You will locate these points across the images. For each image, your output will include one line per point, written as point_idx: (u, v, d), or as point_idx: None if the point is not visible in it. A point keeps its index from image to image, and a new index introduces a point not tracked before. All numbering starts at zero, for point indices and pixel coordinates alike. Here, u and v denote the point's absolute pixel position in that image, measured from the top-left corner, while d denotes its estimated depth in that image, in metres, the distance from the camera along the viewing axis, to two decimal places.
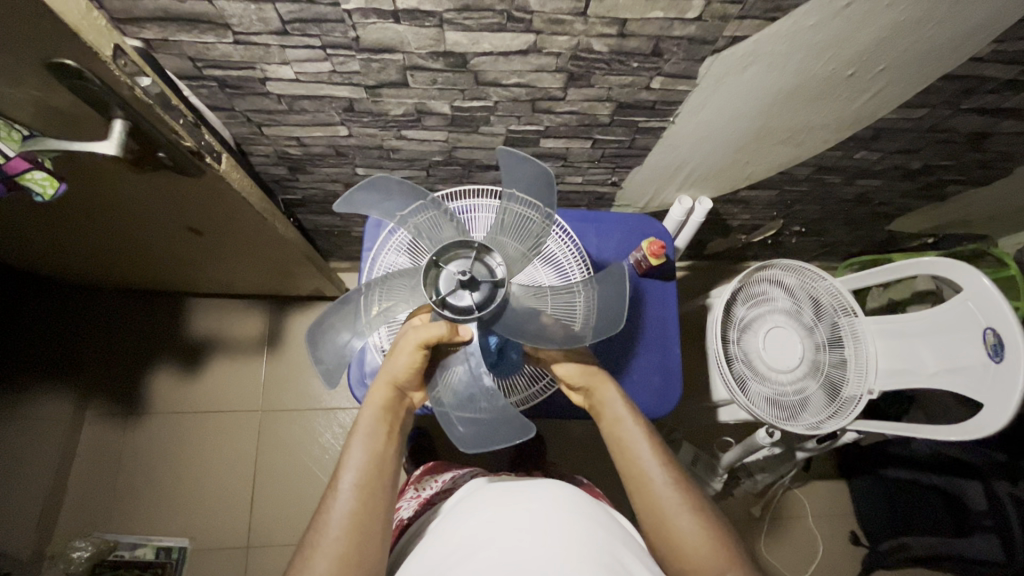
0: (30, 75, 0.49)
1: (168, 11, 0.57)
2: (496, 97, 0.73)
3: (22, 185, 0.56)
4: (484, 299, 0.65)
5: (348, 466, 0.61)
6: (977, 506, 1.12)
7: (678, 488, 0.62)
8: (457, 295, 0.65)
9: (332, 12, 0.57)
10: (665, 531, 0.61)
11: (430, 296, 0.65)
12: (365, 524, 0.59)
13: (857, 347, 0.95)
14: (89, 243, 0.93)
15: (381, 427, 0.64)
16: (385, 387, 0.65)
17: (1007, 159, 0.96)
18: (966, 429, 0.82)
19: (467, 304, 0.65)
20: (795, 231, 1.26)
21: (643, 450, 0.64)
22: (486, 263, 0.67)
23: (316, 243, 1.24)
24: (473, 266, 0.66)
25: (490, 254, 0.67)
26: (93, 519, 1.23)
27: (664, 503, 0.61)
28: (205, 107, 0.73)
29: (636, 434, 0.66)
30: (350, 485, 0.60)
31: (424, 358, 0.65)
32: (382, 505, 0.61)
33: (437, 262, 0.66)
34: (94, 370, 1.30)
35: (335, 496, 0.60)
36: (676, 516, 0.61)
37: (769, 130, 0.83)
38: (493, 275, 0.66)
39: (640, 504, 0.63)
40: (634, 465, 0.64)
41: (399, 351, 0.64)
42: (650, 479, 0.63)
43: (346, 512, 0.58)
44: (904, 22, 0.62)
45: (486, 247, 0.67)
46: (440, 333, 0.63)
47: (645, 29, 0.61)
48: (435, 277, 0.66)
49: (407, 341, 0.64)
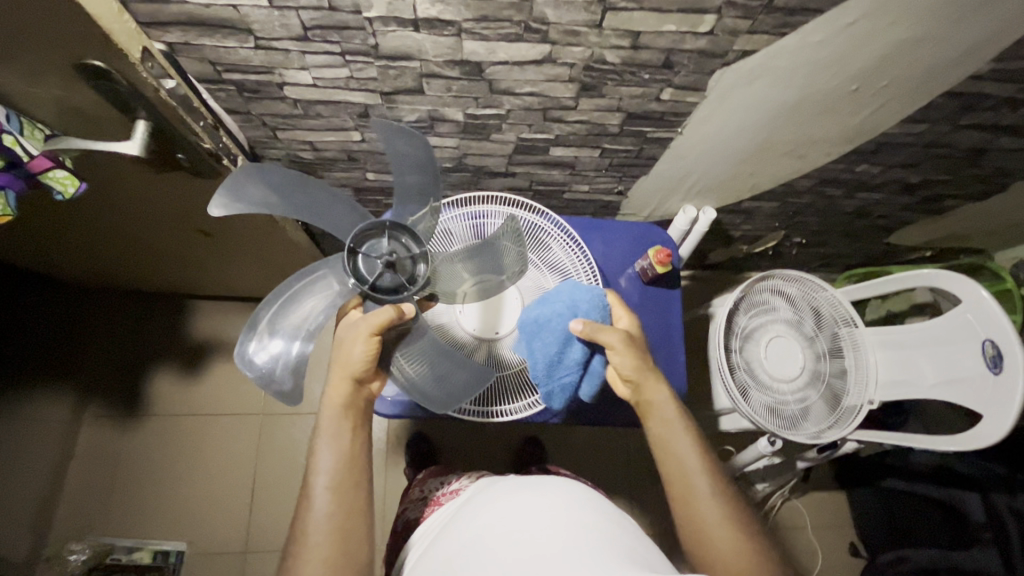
0: (57, 75, 0.50)
1: (193, 16, 0.58)
2: (509, 105, 0.74)
3: (44, 183, 0.57)
4: (411, 277, 0.65)
5: (319, 468, 0.61)
6: (975, 517, 1.13)
7: (718, 499, 0.64)
8: (383, 278, 0.64)
9: (353, 19, 0.58)
10: (700, 531, 0.63)
11: (356, 284, 0.64)
12: (346, 526, 0.59)
13: (858, 358, 0.98)
14: (97, 243, 0.94)
15: (345, 425, 0.63)
16: (343, 384, 0.63)
17: (1004, 174, 0.98)
18: (967, 439, 0.83)
19: (394, 284, 0.64)
20: (795, 242, 1.28)
21: (689, 458, 0.66)
22: (405, 237, 0.65)
23: (322, 247, 1.24)
24: (392, 244, 0.65)
25: (406, 232, 0.65)
26: (91, 521, 1.22)
27: (702, 509, 0.63)
28: (222, 110, 0.75)
29: (683, 436, 0.67)
30: (323, 488, 0.60)
31: (377, 346, 0.63)
32: (359, 503, 0.61)
33: (355, 248, 0.64)
34: (95, 371, 1.30)
35: (311, 501, 0.60)
36: (712, 518, 0.63)
37: (772, 143, 0.84)
38: (414, 251, 0.65)
39: (680, 511, 0.65)
40: (678, 472, 0.66)
41: (350, 342, 0.62)
42: (694, 481, 0.65)
43: (325, 515, 0.59)
44: (906, 40, 0.64)
45: (402, 224, 0.65)
46: (388, 317, 0.62)
47: (658, 42, 0.62)
48: (355, 262, 0.64)
49: (358, 330, 0.62)
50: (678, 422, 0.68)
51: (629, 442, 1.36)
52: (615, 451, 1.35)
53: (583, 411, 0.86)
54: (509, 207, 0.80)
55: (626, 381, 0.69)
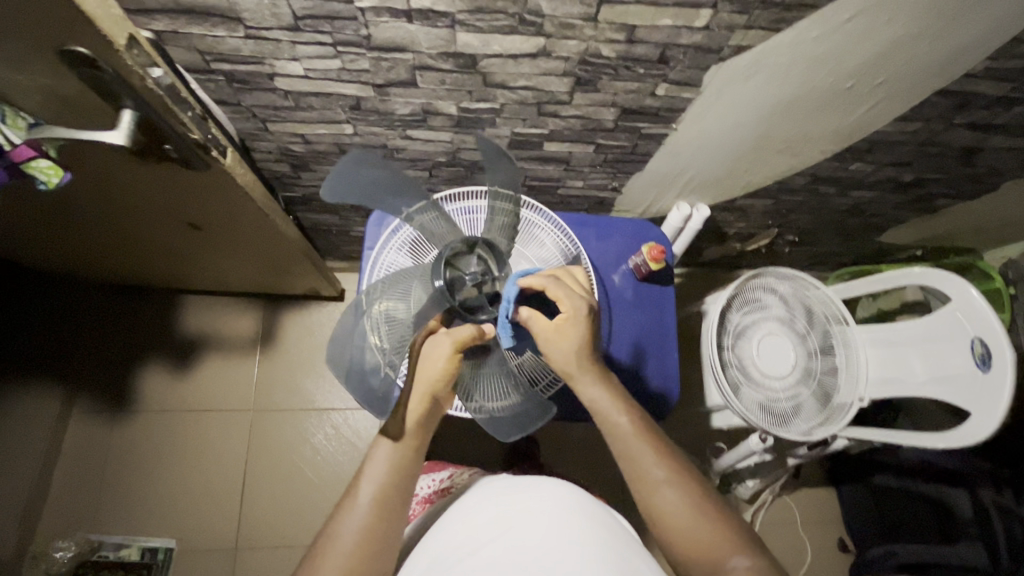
0: (40, 61, 0.48)
1: (179, 3, 0.57)
2: (503, 100, 0.73)
3: (27, 172, 0.56)
4: (496, 297, 0.68)
5: (368, 476, 0.60)
6: (964, 513, 1.14)
7: (678, 482, 0.63)
8: (471, 295, 0.67)
9: (345, 9, 0.57)
10: (666, 523, 0.62)
11: (445, 298, 0.66)
12: (378, 540, 0.58)
13: (849, 355, 0.99)
14: (82, 236, 0.92)
15: (412, 441, 0.62)
16: (421, 400, 0.62)
17: (995, 174, 0.99)
18: (954, 437, 0.83)
19: (480, 302, 0.67)
20: (788, 240, 1.28)
21: (642, 445, 0.65)
22: (492, 258, 0.69)
23: (313, 241, 1.23)
24: (480, 262, 0.68)
25: (495, 255, 0.69)
26: (76, 519, 1.20)
27: (666, 501, 0.62)
28: (211, 101, 0.73)
29: (628, 430, 0.66)
30: (368, 498, 0.59)
31: (457, 365, 0.63)
32: (396, 522, 0.59)
33: (449, 265, 0.67)
34: (82, 366, 1.28)
35: (352, 506, 0.59)
36: (671, 511, 0.62)
37: (768, 138, 0.84)
38: (498, 273, 0.69)
39: (644, 506, 0.64)
40: (631, 458, 0.65)
41: (433, 358, 0.62)
42: (652, 473, 0.64)
43: (361, 525, 0.57)
44: (902, 37, 0.64)
45: (491, 244, 0.69)
46: (470, 335, 0.63)
47: (653, 36, 0.62)
48: (446, 275, 0.66)
49: (443, 346, 0.62)
50: (621, 405, 0.67)
51: None
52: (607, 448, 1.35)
53: (577, 409, 0.86)
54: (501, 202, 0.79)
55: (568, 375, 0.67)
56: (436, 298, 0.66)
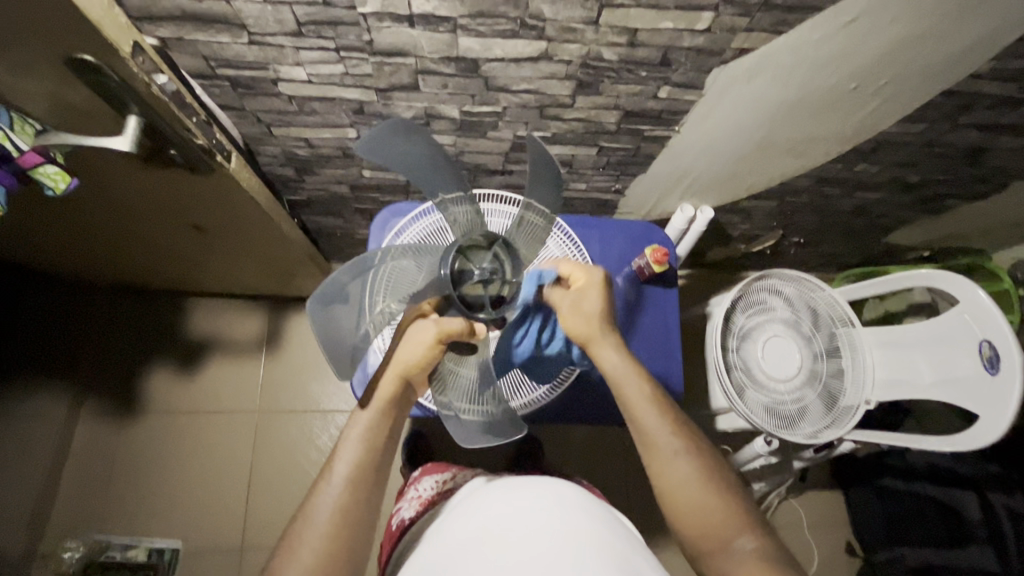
0: (48, 68, 0.49)
1: (185, 10, 0.58)
2: (506, 103, 0.73)
3: (35, 178, 0.57)
4: (498, 299, 0.66)
5: (341, 457, 0.61)
6: (972, 517, 1.13)
7: (689, 455, 0.63)
8: (474, 291, 0.64)
9: (347, 14, 0.58)
10: (677, 496, 0.62)
11: (446, 288, 0.63)
12: (352, 519, 0.58)
13: (855, 358, 0.98)
14: (89, 240, 0.93)
15: (385, 421, 0.63)
16: (394, 380, 0.64)
17: (1003, 174, 0.98)
18: (962, 440, 0.82)
19: (480, 300, 0.64)
20: (794, 241, 1.28)
21: (658, 418, 0.65)
22: (507, 261, 0.66)
23: (318, 245, 1.24)
24: (493, 261, 0.65)
25: (511, 258, 0.67)
26: (84, 519, 1.22)
27: (677, 474, 0.62)
28: (216, 107, 0.74)
29: (644, 401, 0.66)
30: (341, 478, 0.59)
31: (438, 352, 0.63)
32: (370, 503, 0.60)
33: (459, 255, 0.64)
34: (91, 369, 1.29)
35: (325, 488, 0.59)
36: (682, 484, 0.62)
37: (772, 140, 0.84)
38: (510, 276, 0.66)
39: (654, 478, 0.64)
40: (643, 428, 0.65)
41: (416, 342, 0.63)
42: (663, 446, 0.64)
43: (335, 505, 0.58)
44: (906, 38, 0.64)
45: (510, 245, 0.66)
46: (459, 329, 0.63)
47: (655, 39, 0.62)
48: (455, 264, 0.63)
49: (428, 333, 0.62)
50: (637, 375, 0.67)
51: (626, 439, 1.36)
52: (612, 450, 1.35)
53: (580, 411, 0.85)
54: (505, 205, 0.80)
55: (579, 344, 0.69)
56: (437, 282, 0.62)
